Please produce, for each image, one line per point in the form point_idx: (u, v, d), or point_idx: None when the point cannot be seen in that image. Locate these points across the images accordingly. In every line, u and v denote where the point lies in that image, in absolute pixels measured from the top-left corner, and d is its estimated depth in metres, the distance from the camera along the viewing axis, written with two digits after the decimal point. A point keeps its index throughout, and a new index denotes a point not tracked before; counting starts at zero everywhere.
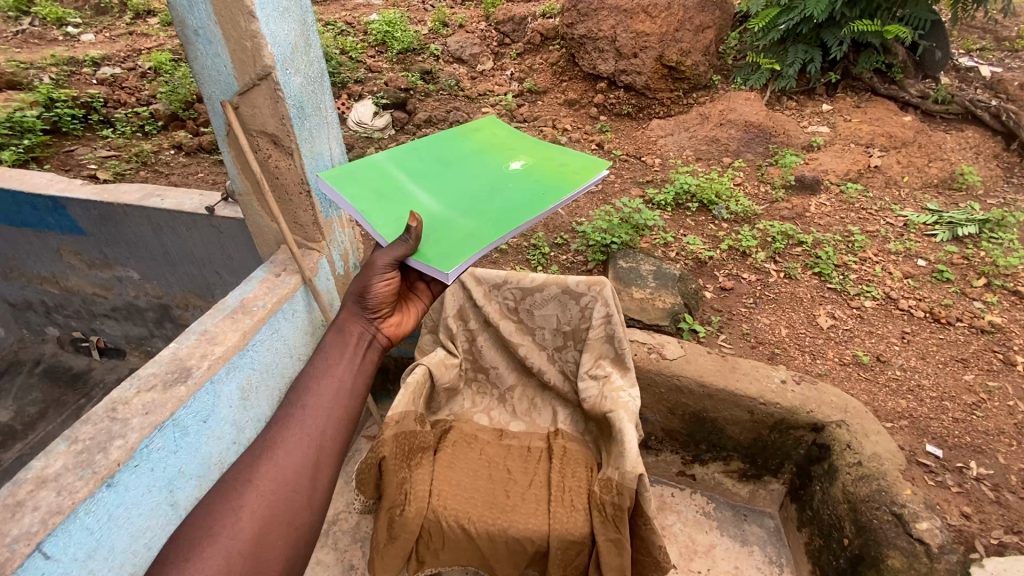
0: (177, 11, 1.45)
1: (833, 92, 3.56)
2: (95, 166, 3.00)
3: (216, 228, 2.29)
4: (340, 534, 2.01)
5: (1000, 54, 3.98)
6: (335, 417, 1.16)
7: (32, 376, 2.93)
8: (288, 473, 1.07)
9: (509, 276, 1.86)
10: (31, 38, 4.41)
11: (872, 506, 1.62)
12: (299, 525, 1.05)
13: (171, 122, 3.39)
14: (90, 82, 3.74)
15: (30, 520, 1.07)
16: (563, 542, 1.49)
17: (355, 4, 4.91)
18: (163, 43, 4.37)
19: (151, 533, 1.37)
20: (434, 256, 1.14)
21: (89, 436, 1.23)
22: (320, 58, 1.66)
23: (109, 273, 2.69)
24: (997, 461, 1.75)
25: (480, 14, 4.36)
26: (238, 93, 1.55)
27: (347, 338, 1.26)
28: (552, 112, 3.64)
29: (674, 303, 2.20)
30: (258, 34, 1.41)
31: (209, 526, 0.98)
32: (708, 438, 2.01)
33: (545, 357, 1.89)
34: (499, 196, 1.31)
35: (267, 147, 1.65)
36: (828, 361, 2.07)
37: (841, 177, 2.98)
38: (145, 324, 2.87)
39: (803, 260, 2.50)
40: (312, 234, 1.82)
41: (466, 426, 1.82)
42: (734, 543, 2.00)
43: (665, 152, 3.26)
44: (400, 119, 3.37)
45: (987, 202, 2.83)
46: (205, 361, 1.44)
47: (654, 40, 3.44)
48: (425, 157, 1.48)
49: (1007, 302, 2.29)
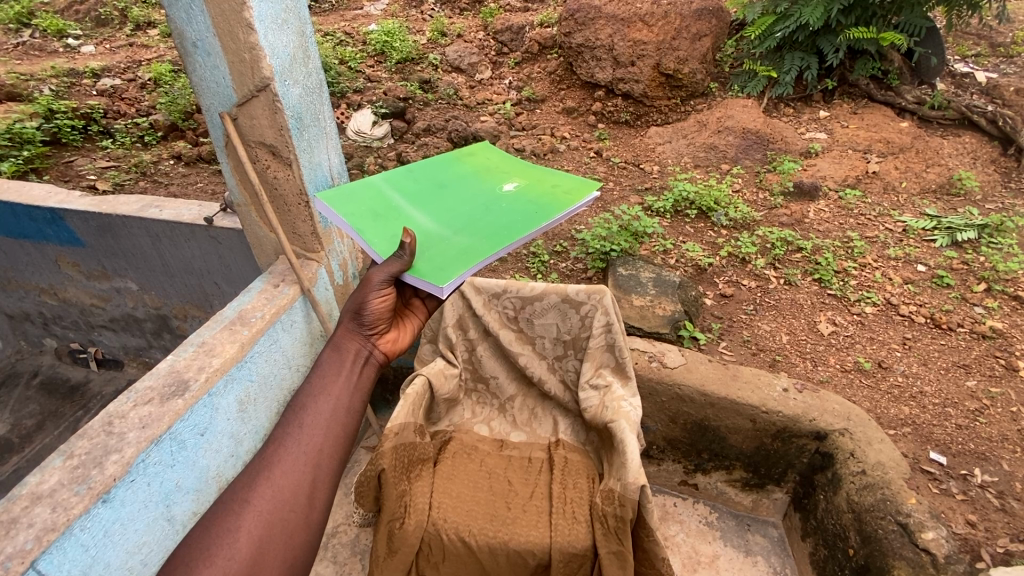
0: (177, 24, 1.45)
1: (830, 99, 3.57)
2: (95, 177, 3.01)
3: (215, 238, 2.28)
4: (339, 547, 1.98)
5: (995, 59, 4.00)
6: (332, 435, 1.16)
7: (29, 389, 2.90)
8: (285, 492, 1.06)
9: (508, 285, 1.83)
10: (31, 50, 4.42)
11: (877, 515, 1.59)
12: (297, 544, 1.04)
13: (170, 132, 3.40)
14: (90, 93, 3.75)
15: (25, 538, 1.06)
16: (564, 554, 1.47)
17: (354, 15, 4.92)
18: (163, 55, 4.38)
19: (147, 550, 1.34)
20: (430, 272, 1.15)
21: (85, 450, 1.22)
22: (319, 68, 1.67)
23: (107, 284, 2.68)
24: (1001, 468, 1.75)
25: (478, 24, 4.40)
26: (237, 105, 1.55)
27: (344, 354, 1.25)
28: (551, 120, 3.64)
29: (674, 311, 2.21)
30: (256, 47, 1.41)
31: (206, 548, 0.97)
32: (711, 447, 1.99)
33: (546, 366, 1.87)
34: (493, 215, 1.31)
35: (266, 158, 1.65)
36: (829, 367, 2.06)
37: (840, 183, 2.99)
38: (143, 335, 2.86)
39: (803, 267, 2.49)
40: (312, 244, 1.80)
41: (466, 437, 1.81)
42: (737, 553, 1.97)
43: (663, 159, 3.27)
44: (399, 129, 3.39)
45: (985, 207, 2.83)
46: (202, 374, 1.43)
47: (652, 48, 3.46)
48: (418, 178, 1.47)
49: (1008, 307, 2.29)
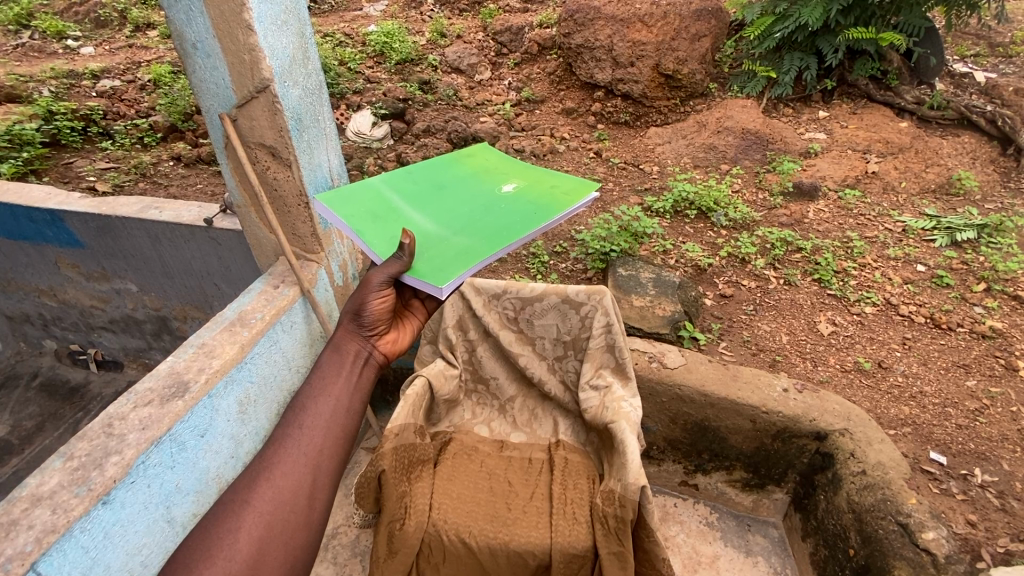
0: (176, 25, 1.46)
1: (829, 99, 3.58)
2: (95, 178, 3.01)
3: (215, 239, 2.28)
4: (339, 548, 1.98)
5: (995, 59, 4.01)
6: (332, 436, 1.16)
7: (29, 390, 2.90)
8: (285, 493, 1.06)
9: (508, 286, 1.83)
10: (31, 52, 4.42)
11: (877, 516, 1.59)
12: (297, 545, 1.04)
13: (170, 134, 3.39)
14: (90, 94, 3.75)
15: (25, 539, 1.05)
16: (565, 555, 1.47)
17: (353, 16, 4.92)
18: (162, 56, 4.38)
19: (148, 551, 1.34)
20: (429, 273, 1.15)
21: (85, 452, 1.22)
22: (319, 69, 1.67)
23: (107, 285, 2.68)
24: (1001, 468, 1.75)
25: (477, 25, 4.40)
26: (236, 106, 1.55)
27: (344, 356, 1.25)
28: (550, 121, 3.65)
29: (674, 312, 2.22)
30: (256, 48, 1.41)
31: (206, 549, 0.97)
32: (711, 447, 1.99)
33: (546, 367, 1.87)
34: (492, 216, 1.31)
35: (266, 159, 1.65)
36: (829, 367, 2.06)
37: (839, 183, 2.99)
38: (143, 336, 2.85)
39: (802, 267, 2.49)
40: (312, 245, 1.80)
41: (466, 437, 1.81)
42: (738, 553, 1.97)
43: (663, 160, 3.27)
44: (399, 129, 3.39)
45: (985, 207, 2.84)
46: (202, 375, 1.43)
47: (651, 49, 3.46)
48: (418, 179, 1.47)
49: (1008, 307, 2.29)
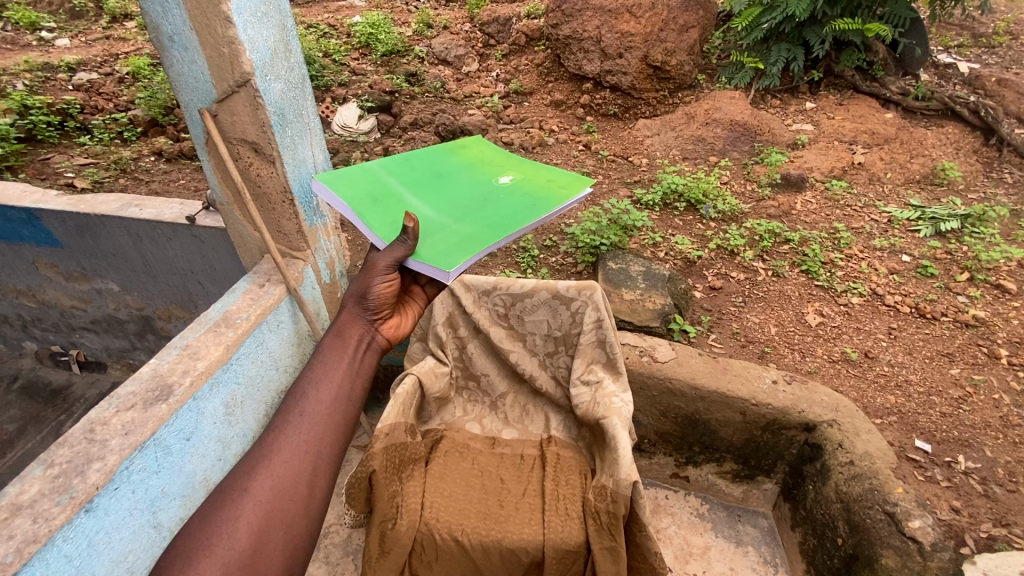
0: (152, 17, 1.41)
1: (815, 90, 3.59)
2: (73, 175, 2.94)
3: (198, 237, 2.24)
4: (332, 547, 1.97)
5: (977, 50, 4.03)
6: (333, 424, 1.18)
7: (9, 393, 2.83)
8: (285, 480, 1.08)
9: (498, 282, 1.82)
10: (3, 44, 4.29)
11: (864, 505, 1.60)
12: (296, 533, 1.06)
13: (150, 128, 3.33)
14: (66, 87, 3.66)
15: (5, 550, 1.03)
16: (558, 551, 1.47)
17: (337, 6, 4.84)
18: (140, 48, 4.28)
19: (134, 557, 1.32)
20: (432, 257, 1.12)
21: (67, 459, 1.19)
22: (301, 63, 1.63)
23: (87, 285, 2.62)
24: (984, 454, 1.77)
25: (464, 15, 4.34)
26: (216, 101, 1.51)
27: (347, 341, 1.26)
28: (538, 113, 3.62)
29: (664, 304, 2.20)
30: (235, 41, 1.37)
31: (206, 537, 0.98)
32: (702, 440, 2.00)
33: (537, 363, 1.86)
34: (491, 206, 1.29)
35: (248, 155, 1.61)
36: (817, 358, 2.07)
37: (826, 175, 3.00)
38: (126, 336, 2.80)
39: (790, 258, 2.50)
40: (297, 243, 1.77)
41: (458, 435, 1.79)
42: (729, 544, 1.99)
43: (652, 152, 3.26)
44: (385, 122, 3.33)
45: (968, 197, 2.87)
46: (186, 378, 1.40)
47: (639, 40, 3.44)
48: (415, 166, 1.45)
49: (990, 296, 2.32)
